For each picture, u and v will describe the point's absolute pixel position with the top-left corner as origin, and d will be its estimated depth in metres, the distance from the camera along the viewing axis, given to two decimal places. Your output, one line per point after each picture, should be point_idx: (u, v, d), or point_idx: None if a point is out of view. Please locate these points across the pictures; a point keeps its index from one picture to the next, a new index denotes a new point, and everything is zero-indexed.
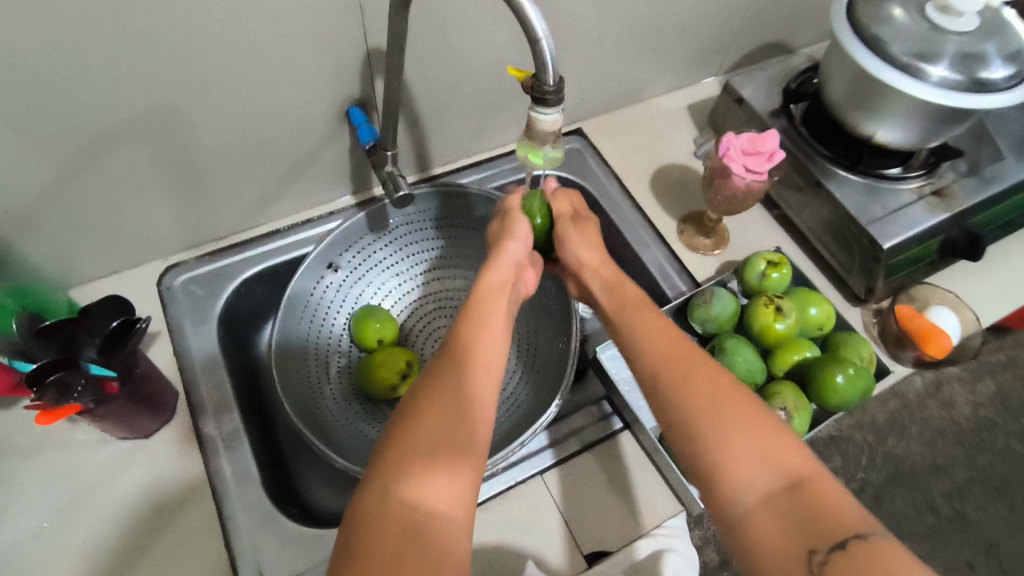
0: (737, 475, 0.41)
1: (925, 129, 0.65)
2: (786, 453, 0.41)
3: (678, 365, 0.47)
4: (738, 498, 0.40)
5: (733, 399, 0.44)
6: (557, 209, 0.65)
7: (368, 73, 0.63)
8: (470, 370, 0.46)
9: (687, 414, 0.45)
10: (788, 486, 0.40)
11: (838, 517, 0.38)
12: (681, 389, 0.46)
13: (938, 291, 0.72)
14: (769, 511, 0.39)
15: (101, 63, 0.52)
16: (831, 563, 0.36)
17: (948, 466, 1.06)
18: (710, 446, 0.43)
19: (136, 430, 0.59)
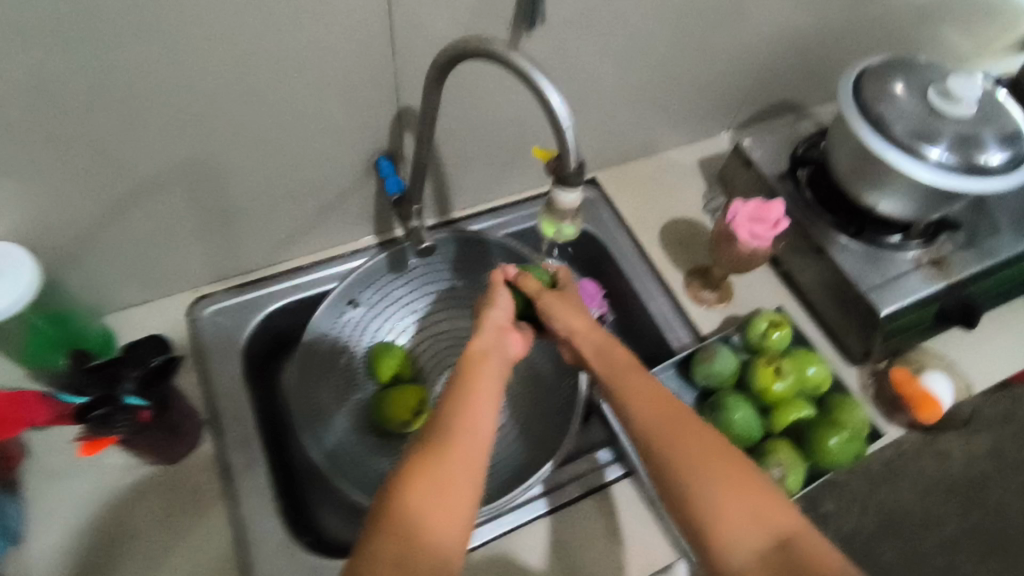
0: (733, 537, 0.47)
1: (923, 202, 0.68)
2: (775, 514, 0.48)
3: (667, 427, 0.52)
4: (736, 556, 0.47)
5: (724, 462, 0.50)
6: (528, 289, 0.63)
7: (397, 127, 0.67)
8: (465, 437, 0.48)
9: (678, 474, 0.50)
10: (778, 543, 0.47)
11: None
12: (672, 453, 0.50)
13: (933, 357, 0.75)
14: (760, 569, 0.46)
15: (151, 116, 0.56)
16: None
17: (936, 518, 1.13)
18: (704, 508, 0.48)
19: (163, 455, 0.63)
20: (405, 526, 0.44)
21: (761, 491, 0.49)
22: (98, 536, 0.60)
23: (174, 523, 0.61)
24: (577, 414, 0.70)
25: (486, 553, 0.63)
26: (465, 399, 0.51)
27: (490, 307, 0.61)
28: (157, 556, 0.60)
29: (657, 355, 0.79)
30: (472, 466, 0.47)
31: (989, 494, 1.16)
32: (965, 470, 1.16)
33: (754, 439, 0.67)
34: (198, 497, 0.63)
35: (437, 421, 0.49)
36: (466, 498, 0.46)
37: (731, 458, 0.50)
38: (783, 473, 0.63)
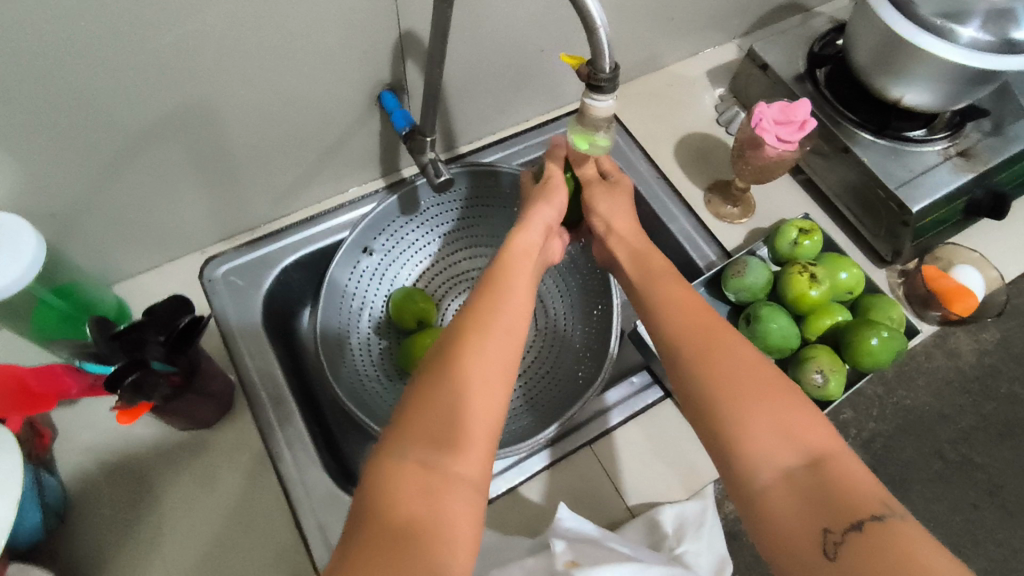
0: (758, 454, 0.44)
1: (950, 91, 0.64)
2: (811, 433, 0.44)
3: (698, 343, 0.50)
4: (761, 475, 0.43)
5: (759, 377, 0.47)
6: (583, 173, 0.66)
7: (399, 55, 0.63)
8: (497, 333, 0.47)
9: (705, 387, 0.48)
10: (810, 465, 0.42)
11: (858, 500, 0.40)
12: (703, 366, 0.48)
13: (962, 251, 0.74)
14: (789, 488, 0.42)
15: (135, 62, 0.51)
16: (846, 544, 0.38)
17: (954, 415, 1.06)
18: (729, 422, 0.45)
19: (199, 421, 0.60)
20: (428, 415, 0.42)
21: (795, 407, 0.45)
22: (141, 504, 0.59)
23: (216, 484, 0.61)
24: (611, 341, 0.69)
25: (538, 484, 0.62)
26: (499, 301, 0.50)
27: (539, 205, 0.62)
28: (202, 516, 0.59)
29: (682, 276, 0.77)
30: (504, 362, 0.46)
31: (1001, 384, 1.10)
32: (979, 362, 1.10)
33: (792, 348, 0.66)
34: (238, 456, 0.62)
35: (467, 320, 0.48)
36: (486, 409, 0.44)
37: (765, 373, 0.47)
38: (825, 378, 0.63)
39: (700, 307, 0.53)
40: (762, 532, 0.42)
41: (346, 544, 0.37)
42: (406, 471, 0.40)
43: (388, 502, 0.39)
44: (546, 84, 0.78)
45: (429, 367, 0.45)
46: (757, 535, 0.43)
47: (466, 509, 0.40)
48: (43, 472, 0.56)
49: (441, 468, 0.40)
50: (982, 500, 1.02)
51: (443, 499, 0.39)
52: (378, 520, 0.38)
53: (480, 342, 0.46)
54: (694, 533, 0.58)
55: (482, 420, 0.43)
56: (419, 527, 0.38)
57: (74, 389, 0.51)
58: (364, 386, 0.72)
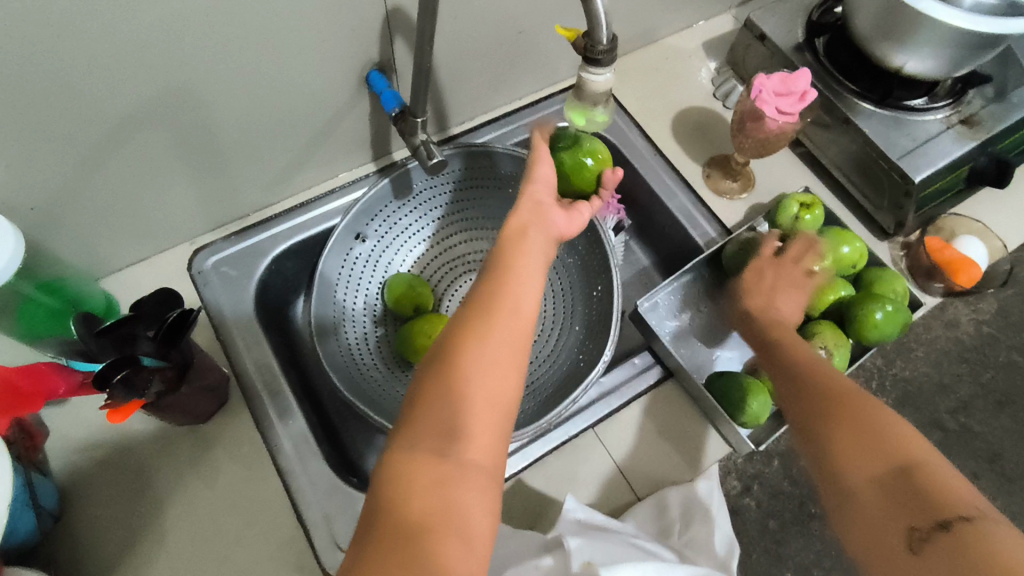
0: (850, 465, 0.44)
1: (953, 58, 0.63)
2: (902, 442, 0.44)
3: (816, 378, 0.52)
4: (853, 483, 0.44)
5: (852, 399, 0.48)
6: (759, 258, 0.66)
7: (386, 34, 0.60)
8: (504, 315, 0.45)
9: (812, 411, 0.49)
10: (901, 471, 0.42)
11: (947, 501, 0.40)
12: (813, 397, 0.50)
13: (964, 220, 0.74)
14: (876, 493, 0.42)
15: (111, 48, 0.49)
16: (932, 540, 0.38)
17: (953, 384, 1.05)
18: (821, 441, 0.47)
19: (195, 416, 0.59)
20: (437, 408, 0.41)
21: (889, 420, 0.45)
22: (139, 502, 0.58)
23: (215, 479, 0.60)
24: (613, 322, 0.68)
25: (543, 469, 0.61)
26: (507, 279, 0.47)
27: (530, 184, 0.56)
28: (201, 512, 0.58)
29: (683, 254, 0.76)
30: (513, 349, 0.44)
31: (999, 352, 1.10)
32: (977, 332, 1.10)
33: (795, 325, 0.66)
34: (236, 450, 0.61)
35: (473, 303, 0.46)
36: (485, 421, 0.41)
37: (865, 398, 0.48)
38: (830, 353, 0.62)
39: (822, 360, 0.54)
40: (853, 537, 0.43)
41: (360, 545, 0.37)
42: (416, 463, 0.39)
43: (399, 495, 0.38)
44: (539, 60, 0.76)
45: (437, 355, 0.43)
46: (847, 536, 0.44)
47: (480, 498, 0.39)
48: (36, 473, 0.54)
49: (453, 457, 0.39)
50: (982, 468, 1.02)
51: (454, 491, 0.38)
52: (391, 516, 0.37)
53: (478, 347, 0.43)
54: (704, 518, 0.59)
55: (490, 407, 0.42)
56: (433, 521, 0.37)
57: (61, 389, 0.48)
58: (362, 374, 0.71)
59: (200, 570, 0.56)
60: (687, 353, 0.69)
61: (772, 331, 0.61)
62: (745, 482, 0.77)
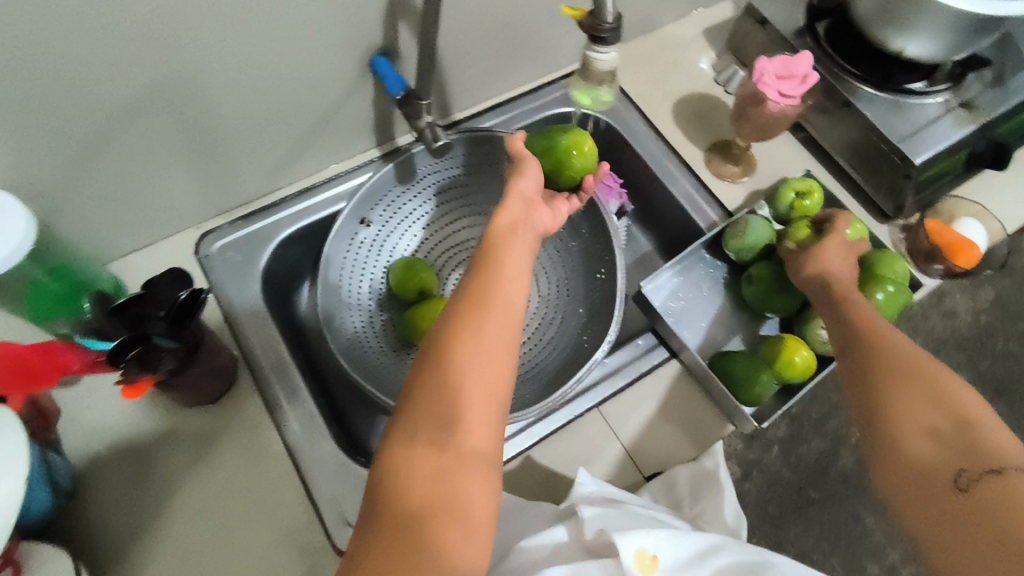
0: (906, 412, 0.46)
1: (952, 42, 0.63)
2: (965, 400, 0.46)
3: (865, 333, 0.53)
4: (907, 430, 0.46)
5: (913, 356, 0.50)
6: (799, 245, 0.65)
7: (391, 19, 0.61)
8: (495, 308, 0.45)
9: (867, 367, 0.51)
10: (959, 425, 0.44)
11: (1002, 453, 0.42)
12: (871, 349, 0.52)
13: (963, 204, 0.75)
14: (932, 442, 0.44)
15: (120, 32, 0.49)
16: (980, 483, 0.41)
17: (951, 372, 1.06)
18: (879, 388, 0.49)
19: (203, 396, 0.59)
20: (434, 401, 0.41)
21: (950, 382, 0.47)
22: (150, 482, 0.59)
23: (224, 460, 0.60)
24: (617, 305, 0.69)
25: (549, 448, 0.62)
26: (497, 270, 0.47)
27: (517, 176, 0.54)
28: (211, 491, 0.59)
29: (685, 238, 0.77)
30: (505, 342, 0.44)
31: (997, 340, 1.10)
32: (976, 321, 1.11)
33: (796, 306, 0.67)
34: (244, 430, 0.61)
35: (464, 295, 0.45)
36: (480, 414, 0.41)
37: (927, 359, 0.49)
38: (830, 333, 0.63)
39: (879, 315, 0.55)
40: (894, 479, 0.45)
41: (364, 536, 0.38)
42: (416, 455, 0.40)
43: (400, 485, 0.39)
44: (541, 46, 0.76)
45: (432, 349, 0.43)
46: (889, 477, 0.46)
47: (480, 487, 0.40)
48: (51, 452, 0.55)
49: (452, 449, 0.40)
50: None
51: (454, 482, 0.39)
52: (392, 506, 0.38)
53: (470, 343, 0.43)
54: (713, 494, 0.58)
55: (485, 400, 0.42)
56: (435, 512, 0.38)
57: (75, 365, 0.48)
58: (368, 358, 0.71)
59: (211, 548, 0.57)
60: (691, 335, 0.70)
61: (830, 290, 0.59)
62: (746, 466, 0.78)
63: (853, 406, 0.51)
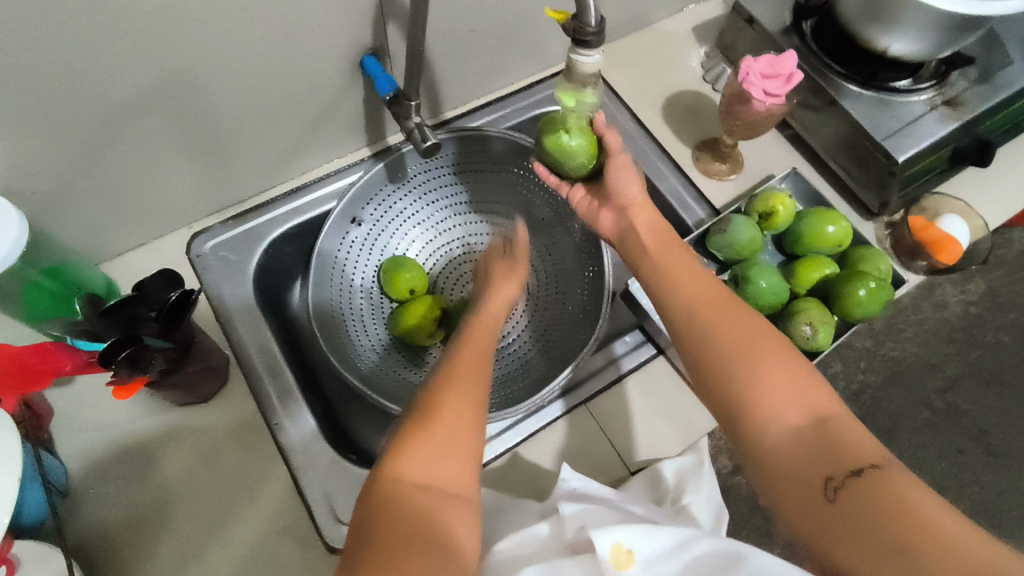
0: (767, 409, 0.45)
1: (937, 40, 0.64)
2: (816, 393, 0.45)
3: (720, 317, 0.51)
4: (767, 429, 0.44)
5: (759, 340, 0.48)
6: (611, 143, 0.62)
7: (380, 19, 0.61)
8: (477, 371, 0.51)
9: (723, 352, 0.48)
10: (816, 422, 0.44)
11: (859, 452, 0.42)
12: (717, 332, 0.50)
13: (947, 200, 0.75)
14: (794, 443, 0.43)
15: (110, 36, 0.49)
16: (846, 488, 0.40)
17: (941, 363, 1.07)
18: (737, 384, 0.47)
19: (197, 394, 0.61)
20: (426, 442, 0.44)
21: (805, 373, 0.46)
22: (144, 480, 0.60)
23: (218, 458, 0.61)
24: (603, 303, 0.71)
25: (537, 444, 0.63)
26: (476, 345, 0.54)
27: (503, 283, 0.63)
28: (204, 489, 0.60)
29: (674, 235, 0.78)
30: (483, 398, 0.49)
31: (986, 332, 1.11)
32: (964, 313, 1.12)
33: (782, 303, 0.68)
34: (237, 428, 0.62)
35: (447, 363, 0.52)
36: (462, 453, 0.45)
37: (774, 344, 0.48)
38: (814, 330, 0.64)
39: (713, 282, 0.54)
40: (767, 484, 0.44)
41: (354, 557, 0.38)
42: (406, 491, 0.42)
43: (389, 514, 0.40)
44: (531, 44, 0.77)
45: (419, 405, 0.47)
46: (763, 484, 0.44)
47: (464, 523, 0.42)
48: (44, 451, 0.56)
49: (435, 489, 0.43)
50: (969, 446, 1.04)
51: (442, 510, 0.41)
52: (386, 529, 0.39)
53: (454, 390, 0.48)
54: (696, 485, 0.58)
55: (465, 440, 0.46)
56: (425, 534, 0.39)
57: (68, 366, 0.48)
58: (359, 356, 0.72)
59: (205, 544, 0.58)
60: None
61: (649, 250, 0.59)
62: (734, 459, 0.79)
63: (707, 397, 0.49)
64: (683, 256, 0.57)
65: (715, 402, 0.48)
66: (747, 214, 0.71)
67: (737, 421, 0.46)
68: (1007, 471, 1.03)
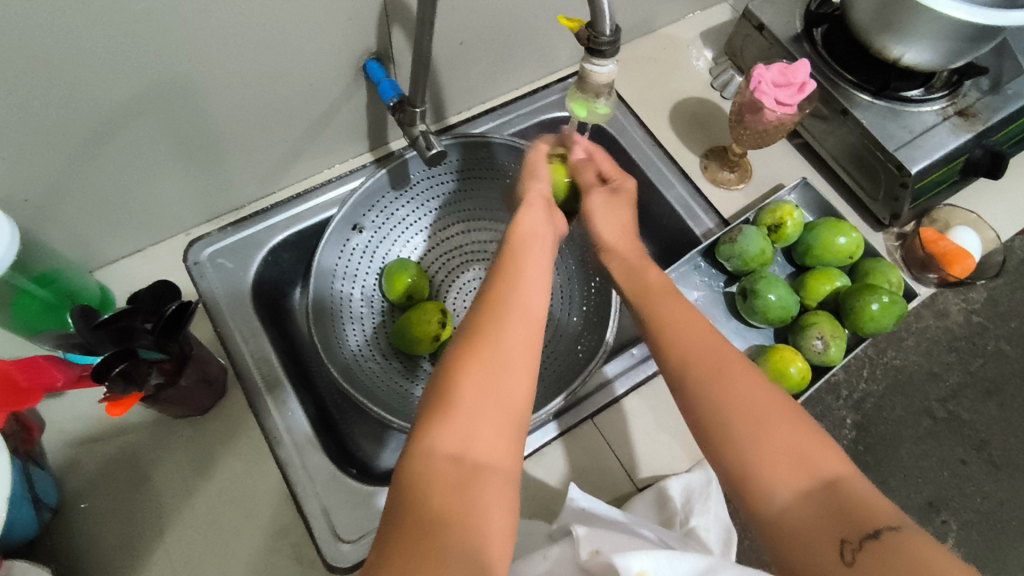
0: (772, 470, 0.43)
1: (952, 50, 0.62)
2: (822, 451, 0.43)
3: (716, 373, 0.48)
4: (774, 494, 0.42)
5: (760, 393, 0.46)
6: (582, 179, 0.68)
7: (384, 23, 0.60)
8: (514, 324, 0.47)
9: (720, 415, 0.46)
10: (825, 482, 0.42)
11: (872, 511, 0.40)
12: (712, 384, 0.47)
13: (960, 212, 0.74)
14: (804, 508, 0.41)
15: (105, 40, 0.48)
16: (864, 552, 0.38)
17: (943, 372, 1.05)
18: (738, 443, 0.44)
19: (193, 407, 0.59)
20: (457, 406, 0.41)
21: (808, 430, 0.44)
22: (137, 495, 0.58)
23: (213, 471, 0.59)
24: (610, 315, 0.70)
25: (543, 459, 0.62)
26: (514, 293, 0.50)
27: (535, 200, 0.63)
28: (199, 504, 0.58)
29: (681, 245, 0.76)
30: (519, 357, 0.45)
31: (988, 341, 1.09)
32: (967, 322, 1.10)
33: (792, 316, 0.66)
34: (235, 441, 0.61)
35: (486, 315, 0.47)
36: (499, 424, 0.41)
37: (775, 395, 0.47)
38: (825, 344, 0.63)
39: (701, 320, 0.53)
40: (775, 550, 0.42)
41: (385, 535, 0.36)
42: (436, 463, 0.39)
43: (419, 492, 0.38)
44: (536, 49, 0.75)
45: (451, 360, 0.44)
46: (773, 553, 0.42)
47: (500, 493, 0.39)
48: (34, 466, 0.54)
49: (470, 459, 0.39)
50: (970, 455, 1.01)
51: (476, 488, 0.38)
52: (415, 511, 0.37)
53: (485, 353, 0.44)
54: (703, 506, 0.56)
55: (503, 412, 0.42)
56: (451, 517, 0.36)
57: (60, 382, 0.47)
58: (360, 365, 0.71)
59: (197, 562, 0.56)
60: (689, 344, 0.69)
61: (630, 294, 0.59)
62: None
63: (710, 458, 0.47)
64: (670, 300, 0.56)
65: (718, 468, 0.46)
66: (755, 225, 0.69)
67: (740, 485, 0.44)
68: (1007, 481, 1.02)
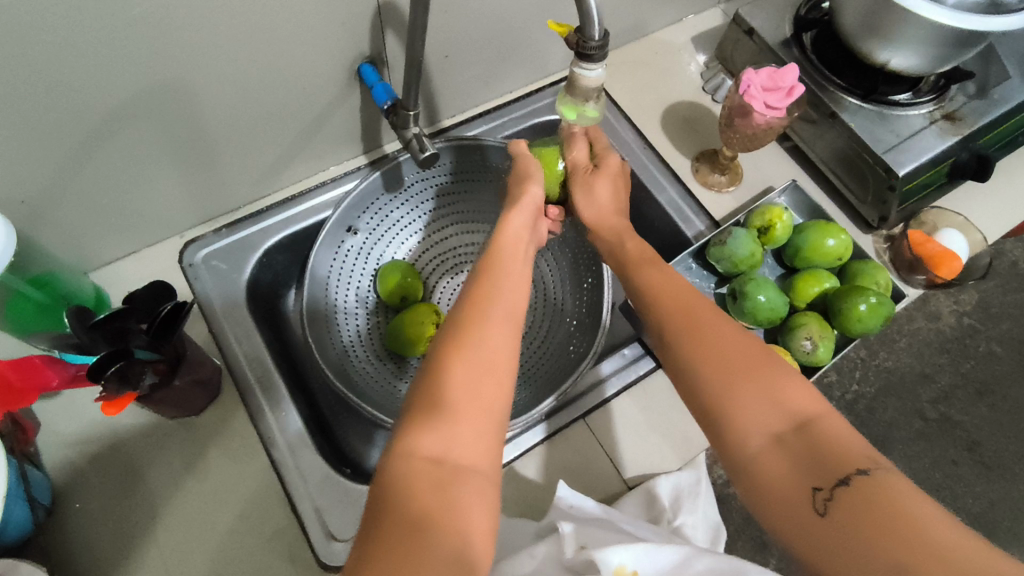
0: (744, 416, 0.43)
1: (937, 55, 0.63)
2: (796, 397, 0.43)
3: (691, 328, 0.48)
4: (750, 441, 0.43)
5: (738, 348, 0.46)
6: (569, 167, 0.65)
7: (378, 28, 0.61)
8: (492, 320, 0.46)
9: (697, 367, 0.46)
10: (798, 428, 0.42)
11: (844, 455, 0.40)
12: (689, 341, 0.48)
13: (947, 215, 0.75)
14: (779, 456, 0.41)
15: (101, 45, 0.48)
16: (835, 501, 0.38)
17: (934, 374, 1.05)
18: (712, 394, 0.45)
19: (186, 409, 0.59)
20: (438, 408, 0.41)
21: (784, 375, 0.44)
22: (131, 495, 0.58)
23: (207, 472, 0.60)
24: (603, 316, 0.71)
25: (535, 459, 0.63)
26: (496, 284, 0.49)
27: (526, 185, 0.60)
28: (193, 504, 0.58)
29: (673, 246, 0.77)
30: (499, 353, 0.45)
31: (979, 343, 1.10)
32: (958, 324, 1.10)
33: (781, 317, 0.67)
34: (229, 442, 0.61)
35: (467, 308, 0.47)
36: (481, 426, 0.41)
37: (748, 347, 0.46)
38: (814, 345, 0.64)
39: (686, 284, 0.53)
40: (753, 496, 0.42)
41: (366, 537, 0.36)
42: (415, 465, 0.39)
43: (402, 492, 0.38)
44: (530, 53, 0.76)
45: (430, 358, 0.44)
46: (751, 500, 0.43)
47: (479, 497, 0.39)
48: (29, 465, 0.55)
49: (450, 463, 0.39)
50: (961, 456, 1.02)
51: (456, 489, 0.38)
52: (396, 511, 0.37)
53: (456, 354, 0.43)
54: (692, 505, 0.59)
55: (480, 409, 0.42)
56: (436, 518, 0.37)
57: (54, 381, 0.48)
58: (354, 366, 0.72)
59: (191, 560, 0.56)
60: None
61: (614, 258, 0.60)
62: None
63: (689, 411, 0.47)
64: (651, 268, 0.56)
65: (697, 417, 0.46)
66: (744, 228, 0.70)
67: (715, 434, 0.44)
68: (999, 483, 1.02)
